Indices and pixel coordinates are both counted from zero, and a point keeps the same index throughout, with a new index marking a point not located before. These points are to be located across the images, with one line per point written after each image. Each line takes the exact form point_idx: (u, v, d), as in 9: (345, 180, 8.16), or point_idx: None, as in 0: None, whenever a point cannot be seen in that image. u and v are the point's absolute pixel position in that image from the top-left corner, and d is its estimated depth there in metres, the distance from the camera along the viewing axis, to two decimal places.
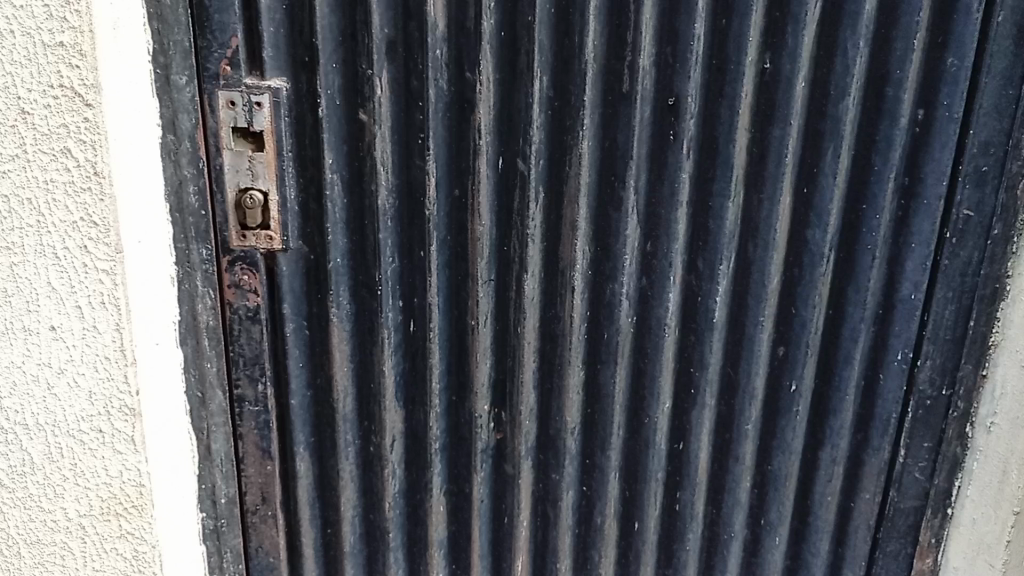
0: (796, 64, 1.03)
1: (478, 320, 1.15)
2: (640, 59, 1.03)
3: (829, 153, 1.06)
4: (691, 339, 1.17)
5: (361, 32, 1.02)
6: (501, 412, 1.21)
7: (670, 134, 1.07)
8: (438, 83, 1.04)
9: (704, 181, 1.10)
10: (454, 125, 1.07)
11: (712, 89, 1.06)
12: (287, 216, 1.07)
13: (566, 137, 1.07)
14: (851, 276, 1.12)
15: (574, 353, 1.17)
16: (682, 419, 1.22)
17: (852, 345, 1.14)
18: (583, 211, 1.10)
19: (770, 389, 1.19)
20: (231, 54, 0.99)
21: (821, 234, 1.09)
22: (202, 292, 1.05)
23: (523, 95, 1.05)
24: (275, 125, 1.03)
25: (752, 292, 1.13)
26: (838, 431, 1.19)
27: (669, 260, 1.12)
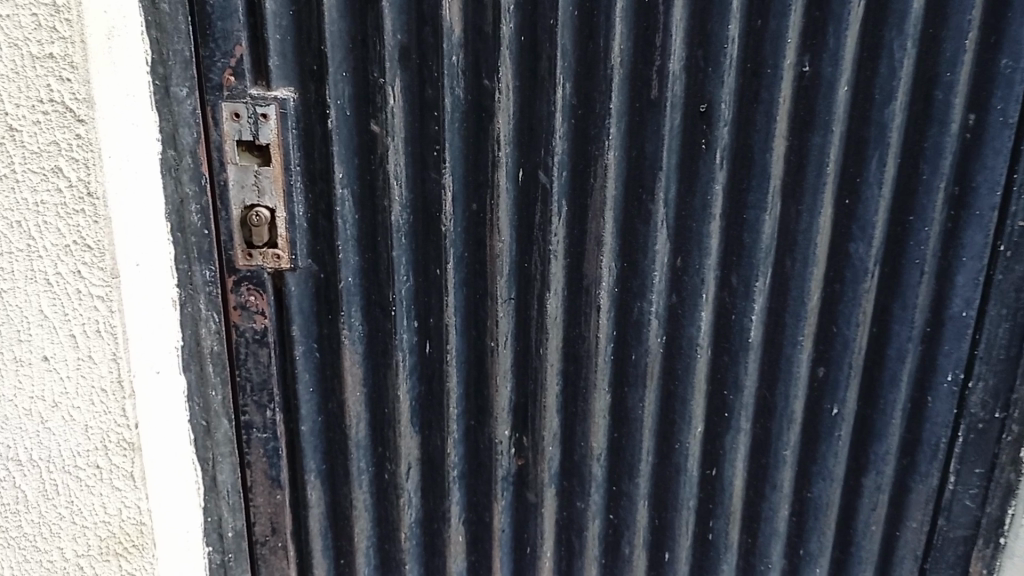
0: (838, 66, 0.95)
1: (498, 341, 1.09)
2: (670, 63, 0.96)
3: (874, 161, 0.99)
4: (724, 360, 1.10)
5: (372, 38, 0.96)
6: (522, 436, 1.15)
7: (702, 143, 1.00)
8: (453, 91, 0.98)
9: (738, 192, 1.03)
10: (471, 136, 1.01)
11: (746, 95, 0.99)
12: (296, 232, 1.02)
13: (591, 146, 1.01)
14: (897, 292, 1.04)
15: (599, 376, 1.10)
16: (715, 444, 1.14)
17: (899, 366, 1.07)
18: (608, 225, 1.03)
19: (809, 413, 1.12)
20: (235, 63, 0.93)
21: (865, 247, 1.02)
22: (207, 315, 1.00)
23: (544, 103, 0.98)
24: (282, 138, 0.97)
25: (789, 310, 1.06)
26: (883, 456, 1.11)
27: (700, 276, 1.05)
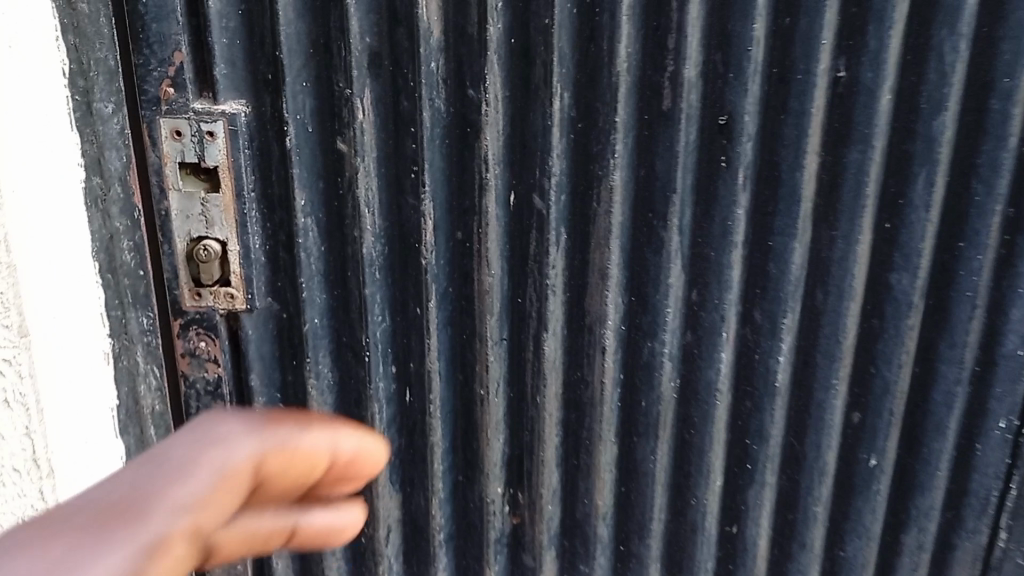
0: (880, 71, 0.82)
1: (488, 389, 0.95)
2: (685, 68, 0.83)
3: (920, 180, 0.85)
4: (746, 406, 0.97)
5: (336, 42, 0.81)
6: (518, 492, 1.02)
7: (720, 161, 0.87)
8: (433, 103, 0.83)
9: (762, 217, 0.89)
10: (455, 155, 0.87)
11: (773, 104, 0.85)
12: (252, 267, 0.87)
13: (594, 166, 0.87)
14: (945, 328, 0.91)
15: (604, 426, 0.97)
16: (735, 498, 1.01)
17: (946, 413, 0.94)
18: (615, 256, 0.89)
19: (842, 463, 0.99)
20: (173, 73, 0.78)
21: (909, 279, 0.89)
22: (145, 369, 0.86)
23: (539, 116, 0.85)
24: (233, 160, 0.83)
25: (821, 349, 0.93)
26: (926, 512, 0.99)
27: (719, 312, 0.92)
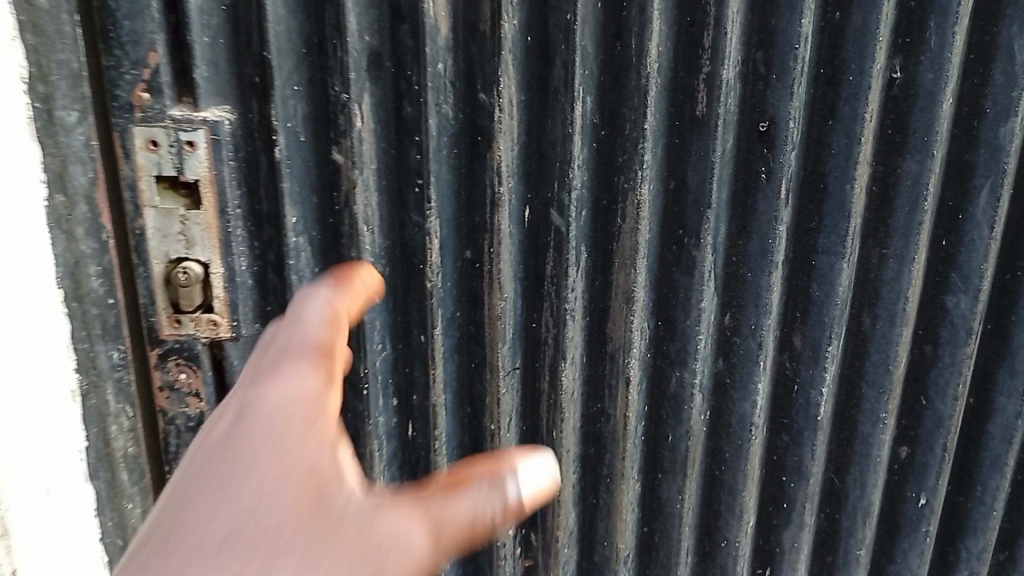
0: (942, 72, 0.73)
1: (499, 424, 0.85)
2: (722, 70, 0.73)
3: (983, 193, 0.76)
4: (784, 440, 0.89)
5: (332, 41, 0.72)
6: (530, 533, 0.93)
7: (760, 172, 0.78)
8: (440, 109, 0.74)
9: (804, 234, 0.81)
10: (463, 165, 0.78)
11: (818, 108, 0.77)
12: (237, 292, 0.78)
13: (619, 178, 0.78)
14: (1004, 355, 0.82)
15: (627, 463, 0.88)
16: (769, 538, 0.93)
17: (1004, 448, 0.85)
18: (640, 277, 0.80)
19: (886, 501, 0.91)
20: (148, 76, 0.69)
21: (969, 302, 0.80)
22: (116, 408, 0.77)
23: (559, 123, 0.75)
24: (216, 173, 0.73)
25: (868, 378, 0.85)
26: (979, 555, 0.90)
27: (757, 339, 0.83)
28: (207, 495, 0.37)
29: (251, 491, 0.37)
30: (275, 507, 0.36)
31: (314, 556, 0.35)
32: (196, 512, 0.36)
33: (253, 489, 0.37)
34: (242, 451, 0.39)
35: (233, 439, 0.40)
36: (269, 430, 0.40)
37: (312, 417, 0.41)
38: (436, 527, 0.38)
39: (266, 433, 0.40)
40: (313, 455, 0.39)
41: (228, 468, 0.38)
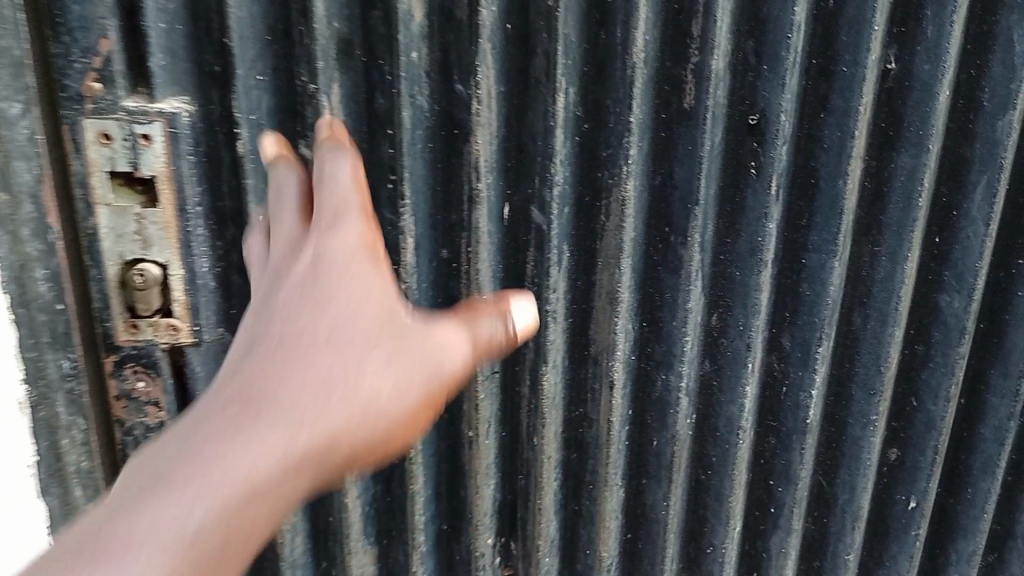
0: (938, 64, 0.70)
1: (477, 430, 0.82)
2: (712, 60, 0.70)
3: (979, 189, 0.74)
4: (770, 443, 0.86)
5: (298, 27, 0.68)
6: (510, 541, 0.90)
7: (750, 167, 0.74)
8: (415, 100, 0.69)
9: (793, 231, 0.78)
10: (440, 160, 0.73)
11: (810, 101, 0.74)
12: (198, 295, 0.73)
13: (602, 174, 0.74)
14: (996, 355, 0.81)
15: (610, 470, 0.84)
16: (756, 543, 0.90)
17: (997, 449, 0.83)
18: (625, 278, 0.77)
19: (875, 504, 0.88)
20: (100, 64, 0.64)
21: (962, 302, 0.78)
22: (68, 421, 0.71)
23: (540, 116, 0.71)
24: (174, 168, 0.68)
25: (858, 380, 0.82)
26: (969, 558, 0.88)
27: (745, 341, 0.80)
28: (301, 320, 0.47)
29: (338, 318, 0.47)
30: (356, 330, 0.47)
31: (392, 361, 0.46)
32: (295, 331, 0.46)
33: (335, 317, 0.47)
34: (320, 288, 0.48)
35: (310, 279, 0.49)
36: (338, 270, 0.49)
37: (372, 263, 0.49)
38: (474, 338, 0.50)
39: (338, 274, 0.49)
40: (377, 291, 0.48)
41: (311, 302, 0.47)
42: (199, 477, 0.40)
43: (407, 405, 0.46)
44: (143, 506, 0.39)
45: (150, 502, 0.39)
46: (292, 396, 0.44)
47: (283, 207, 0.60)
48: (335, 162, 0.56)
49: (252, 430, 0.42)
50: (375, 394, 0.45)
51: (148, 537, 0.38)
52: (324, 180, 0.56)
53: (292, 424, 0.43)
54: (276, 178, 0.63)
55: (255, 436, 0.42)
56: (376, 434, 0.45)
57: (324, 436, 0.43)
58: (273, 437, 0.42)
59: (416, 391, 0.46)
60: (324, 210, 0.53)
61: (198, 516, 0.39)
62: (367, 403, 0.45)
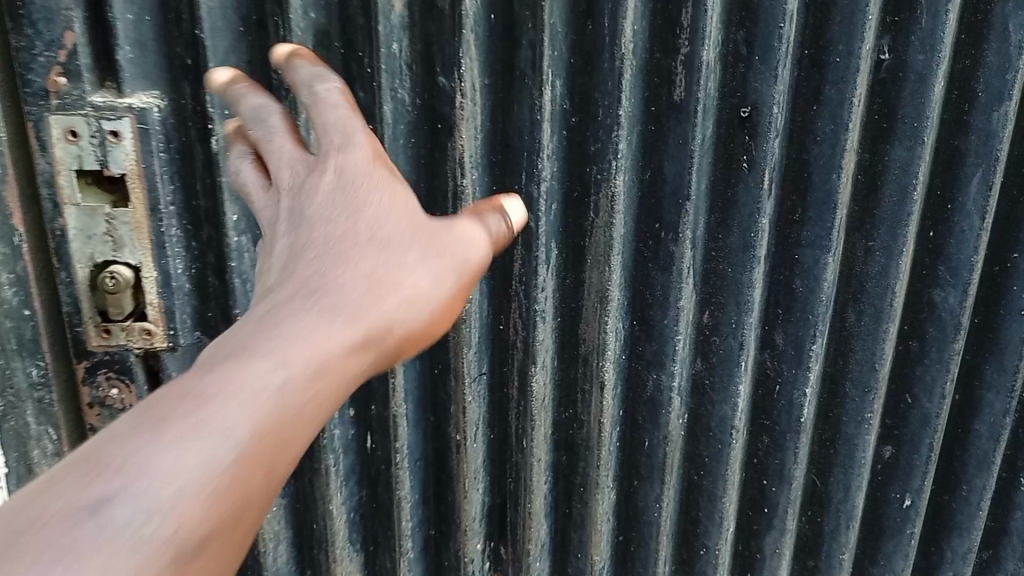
0: (932, 54, 0.68)
1: (464, 434, 0.79)
2: (702, 50, 0.68)
3: (974, 182, 0.72)
4: (764, 442, 0.84)
5: (273, 18, 0.65)
6: (500, 546, 0.88)
7: (742, 161, 0.73)
8: (396, 94, 0.67)
9: (787, 226, 0.76)
10: (422, 156, 0.71)
11: (802, 93, 0.72)
12: (173, 299, 0.70)
13: (590, 169, 0.72)
14: (992, 350, 0.79)
15: (601, 471, 0.83)
16: (750, 544, 0.89)
17: (992, 446, 0.82)
18: (615, 276, 0.75)
19: (869, 503, 0.87)
20: (65, 57, 0.61)
21: (958, 297, 0.76)
22: (37, 431, 0.68)
23: (526, 109, 0.69)
24: (145, 165, 0.65)
25: (852, 377, 0.81)
26: (964, 555, 0.87)
27: (737, 339, 0.78)
28: (337, 224, 0.46)
29: (374, 218, 0.47)
30: (391, 232, 0.47)
31: (430, 256, 0.47)
32: (333, 235, 0.46)
33: (371, 219, 0.47)
34: (350, 193, 0.48)
35: (338, 186, 0.48)
36: (364, 175, 0.48)
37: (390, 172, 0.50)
38: (493, 233, 0.51)
39: (364, 180, 0.48)
40: (402, 196, 0.49)
41: (342, 207, 0.47)
42: (263, 358, 0.39)
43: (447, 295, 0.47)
44: (214, 379, 0.37)
45: (214, 379, 0.37)
46: (342, 290, 0.43)
47: (274, 131, 0.53)
48: (323, 76, 0.52)
49: (307, 315, 0.41)
50: (418, 281, 0.45)
51: (217, 407, 0.36)
52: (316, 96, 0.51)
53: (348, 311, 0.43)
54: (250, 105, 0.54)
55: (312, 320, 0.41)
56: (423, 322, 0.45)
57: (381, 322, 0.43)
58: (331, 325, 0.42)
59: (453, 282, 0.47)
60: (329, 124, 0.50)
61: (275, 384, 0.38)
62: (414, 292, 0.45)
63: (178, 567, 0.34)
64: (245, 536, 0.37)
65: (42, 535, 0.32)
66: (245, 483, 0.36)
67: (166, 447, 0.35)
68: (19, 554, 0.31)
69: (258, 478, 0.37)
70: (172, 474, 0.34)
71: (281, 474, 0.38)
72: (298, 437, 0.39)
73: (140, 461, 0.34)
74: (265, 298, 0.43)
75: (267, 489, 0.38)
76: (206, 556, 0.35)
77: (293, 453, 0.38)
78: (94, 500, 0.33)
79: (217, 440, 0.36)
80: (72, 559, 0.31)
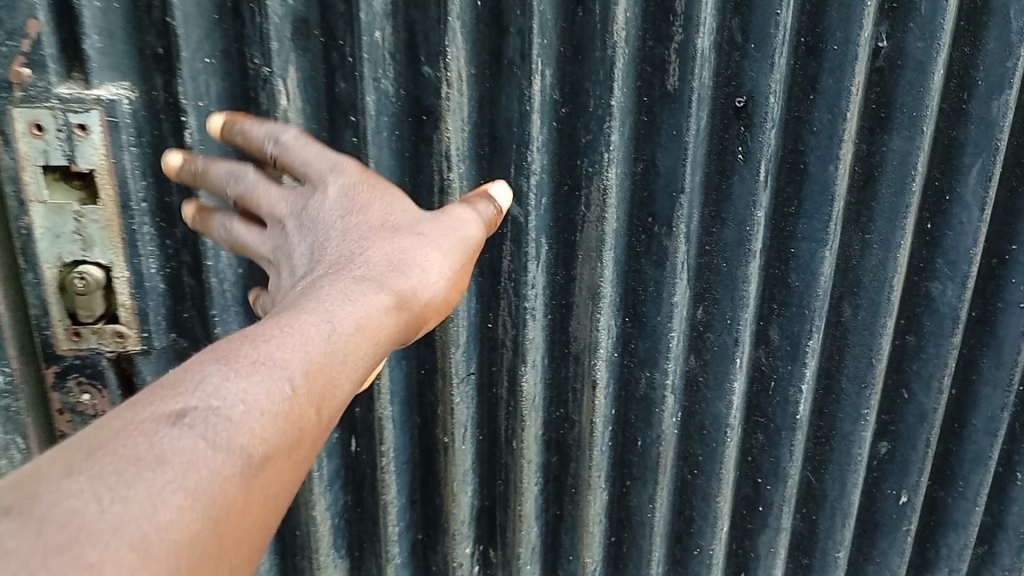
0: (932, 41, 0.67)
1: (452, 436, 0.77)
2: (697, 38, 0.66)
3: (973, 172, 0.71)
4: (759, 440, 0.83)
5: (249, 4, 0.62)
6: (489, 550, 0.85)
7: (737, 152, 0.70)
8: (379, 84, 0.64)
9: (782, 219, 0.74)
10: (407, 149, 0.68)
11: (799, 82, 0.70)
12: (147, 300, 0.66)
13: (581, 162, 0.70)
14: (989, 344, 0.78)
15: (593, 472, 0.80)
16: (744, 543, 0.87)
17: (989, 441, 0.81)
18: (608, 272, 0.72)
19: (864, 500, 0.86)
20: (29, 47, 0.58)
21: (956, 290, 0.75)
22: (4, 439, 0.65)
23: (515, 100, 0.67)
24: (115, 160, 0.62)
25: (848, 372, 0.79)
26: (959, 552, 0.86)
27: (732, 335, 0.76)
28: (349, 221, 0.52)
29: (382, 211, 0.53)
30: (399, 219, 0.53)
31: (437, 233, 0.53)
32: (347, 230, 0.52)
33: (380, 212, 0.53)
34: (357, 197, 0.54)
35: (342, 198, 0.54)
36: (364, 183, 0.55)
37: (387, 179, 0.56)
38: (486, 217, 0.56)
39: (365, 185, 0.54)
40: (402, 196, 0.55)
41: (351, 207, 0.53)
42: (307, 315, 0.44)
43: (457, 266, 0.52)
44: (267, 329, 0.42)
45: (269, 330, 0.43)
46: (362, 267, 0.49)
47: (254, 185, 0.56)
48: (283, 126, 0.57)
49: (339, 283, 0.47)
50: (429, 253, 0.51)
51: (276, 351, 0.41)
52: (286, 146, 0.56)
53: (375, 277, 0.49)
54: (218, 173, 0.57)
55: (344, 285, 0.47)
56: (440, 287, 0.51)
57: (405, 285, 0.49)
58: (359, 291, 0.47)
59: (461, 254, 0.53)
60: (309, 162, 0.55)
61: (322, 329, 0.43)
62: (424, 267, 0.50)
63: (246, 477, 0.36)
64: (301, 468, 0.40)
65: (127, 439, 0.35)
66: (305, 409, 0.40)
67: (236, 375, 0.39)
68: (116, 449, 0.34)
69: (314, 412, 0.41)
70: (244, 395, 0.38)
71: (331, 415, 0.42)
72: (343, 380, 0.43)
73: (211, 385, 0.38)
74: (298, 283, 0.49)
75: (319, 424, 0.41)
76: (273, 471, 0.38)
77: (337, 396, 0.42)
78: (178, 411, 0.37)
79: (278, 372, 0.40)
80: (164, 455, 0.35)
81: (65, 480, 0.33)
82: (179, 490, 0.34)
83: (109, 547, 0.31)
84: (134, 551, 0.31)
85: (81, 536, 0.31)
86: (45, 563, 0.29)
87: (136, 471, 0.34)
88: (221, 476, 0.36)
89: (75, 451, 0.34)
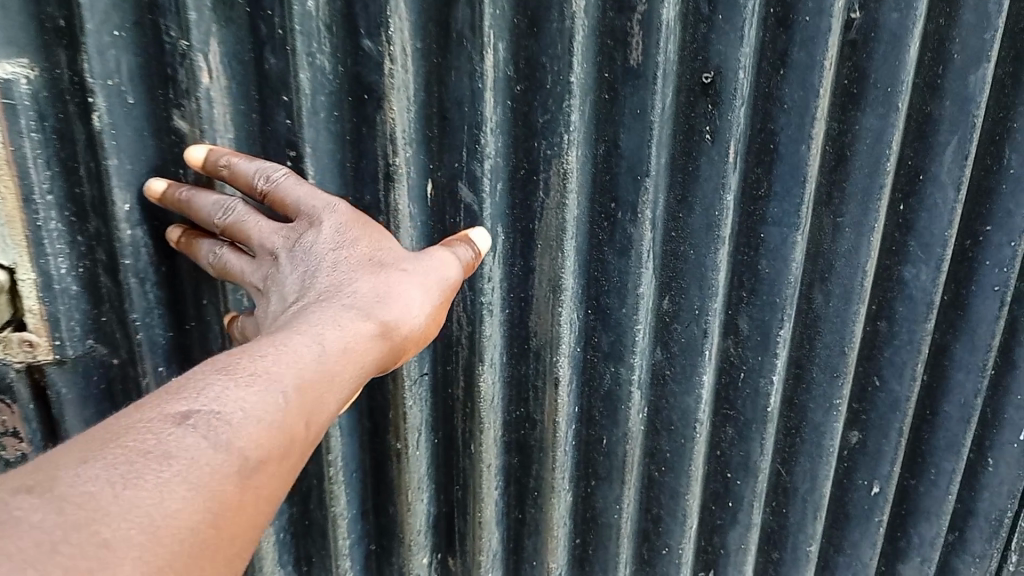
0: (907, 11, 0.63)
1: (405, 442, 0.71)
2: (661, 8, 0.61)
3: (948, 150, 0.68)
4: (727, 434, 0.79)
5: None
6: (448, 557, 0.80)
7: (704, 132, 0.66)
8: (313, 61, 0.57)
9: (751, 203, 0.70)
10: (348, 131, 0.61)
11: (769, 55, 0.65)
12: (57, 304, 0.59)
13: (538, 144, 0.64)
14: (961, 328, 0.76)
15: (557, 473, 0.76)
16: (712, 540, 0.84)
17: (962, 427, 0.79)
18: (569, 263, 0.68)
19: (835, 490, 0.83)
20: None
21: (929, 274, 0.72)
22: None
23: (466, 77, 0.61)
24: (13, 147, 0.54)
25: (819, 361, 0.76)
26: (930, 539, 0.84)
27: (699, 326, 0.72)
28: (340, 254, 0.53)
29: (369, 248, 0.54)
30: (384, 256, 0.54)
31: (417, 271, 0.54)
32: (337, 262, 0.53)
33: (367, 248, 0.54)
34: (349, 234, 0.54)
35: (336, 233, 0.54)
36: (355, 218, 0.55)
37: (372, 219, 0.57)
38: (464, 260, 0.57)
39: (357, 224, 0.55)
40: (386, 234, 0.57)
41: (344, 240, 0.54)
42: (297, 336, 0.46)
43: (435, 304, 0.54)
44: (261, 348, 0.44)
45: (265, 347, 0.44)
46: (349, 297, 0.51)
47: (244, 218, 0.55)
48: (274, 164, 0.55)
49: (325, 310, 0.49)
50: (411, 288, 0.53)
51: (271, 365, 0.43)
52: (279, 183, 0.55)
53: (359, 308, 0.50)
54: (205, 205, 0.55)
55: (330, 313, 0.49)
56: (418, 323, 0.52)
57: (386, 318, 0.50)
58: (347, 319, 0.49)
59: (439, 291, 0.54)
60: (303, 201, 0.55)
61: (312, 350, 0.45)
62: (406, 302, 0.52)
63: (243, 476, 0.38)
64: (290, 475, 0.42)
65: (136, 435, 0.37)
66: (294, 421, 0.42)
67: (236, 385, 0.41)
68: (127, 442, 0.36)
69: (303, 424, 0.42)
70: (243, 404, 0.40)
71: (317, 430, 0.44)
72: (330, 397, 0.45)
73: (213, 390, 0.40)
74: (287, 310, 0.50)
75: (306, 436, 0.43)
76: (265, 477, 0.39)
77: (324, 410, 0.44)
78: (182, 413, 0.38)
79: (274, 385, 0.42)
80: (169, 450, 0.36)
81: (82, 466, 0.34)
82: (182, 483, 0.36)
83: (121, 528, 0.33)
84: (142, 534, 0.33)
85: (94, 516, 0.33)
86: (66, 537, 0.32)
87: (144, 463, 0.35)
88: (218, 472, 0.37)
89: (90, 443, 0.36)
